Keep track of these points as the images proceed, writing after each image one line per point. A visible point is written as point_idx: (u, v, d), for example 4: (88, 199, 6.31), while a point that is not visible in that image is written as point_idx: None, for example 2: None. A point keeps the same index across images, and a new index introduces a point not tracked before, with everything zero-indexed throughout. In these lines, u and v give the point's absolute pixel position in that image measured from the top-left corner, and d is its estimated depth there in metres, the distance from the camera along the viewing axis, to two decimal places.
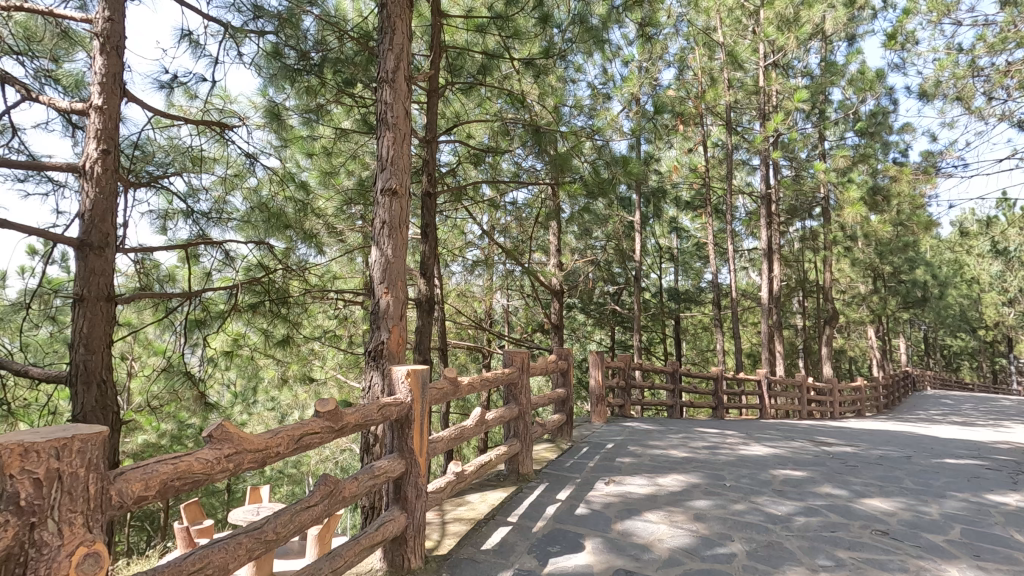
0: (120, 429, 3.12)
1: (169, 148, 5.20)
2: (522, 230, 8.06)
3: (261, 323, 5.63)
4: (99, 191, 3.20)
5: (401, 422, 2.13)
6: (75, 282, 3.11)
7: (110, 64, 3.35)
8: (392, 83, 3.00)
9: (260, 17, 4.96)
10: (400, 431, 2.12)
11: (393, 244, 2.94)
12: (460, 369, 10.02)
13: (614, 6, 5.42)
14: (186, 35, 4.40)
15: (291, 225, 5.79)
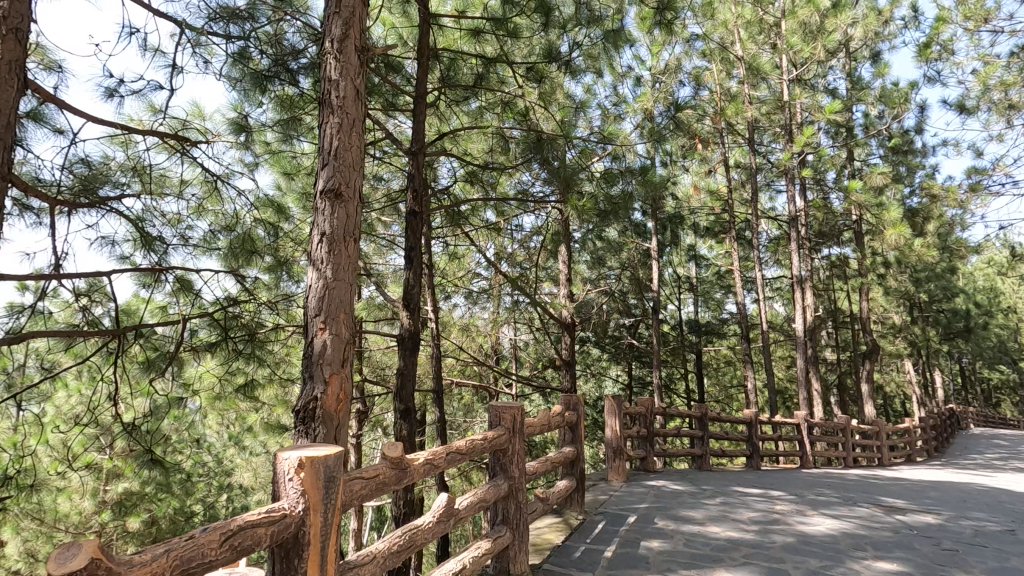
0: None
1: (129, 166, 4.32)
2: (530, 258, 7.32)
3: (227, 363, 4.82)
4: None
5: (287, 547, 1.44)
6: None
7: (6, 49, 2.73)
8: (338, 53, 2.77)
9: (224, 18, 4.15)
10: (284, 560, 1.44)
11: (334, 263, 2.60)
12: (465, 411, 9.15)
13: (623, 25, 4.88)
14: (133, 32, 3.72)
15: (262, 252, 5.00)
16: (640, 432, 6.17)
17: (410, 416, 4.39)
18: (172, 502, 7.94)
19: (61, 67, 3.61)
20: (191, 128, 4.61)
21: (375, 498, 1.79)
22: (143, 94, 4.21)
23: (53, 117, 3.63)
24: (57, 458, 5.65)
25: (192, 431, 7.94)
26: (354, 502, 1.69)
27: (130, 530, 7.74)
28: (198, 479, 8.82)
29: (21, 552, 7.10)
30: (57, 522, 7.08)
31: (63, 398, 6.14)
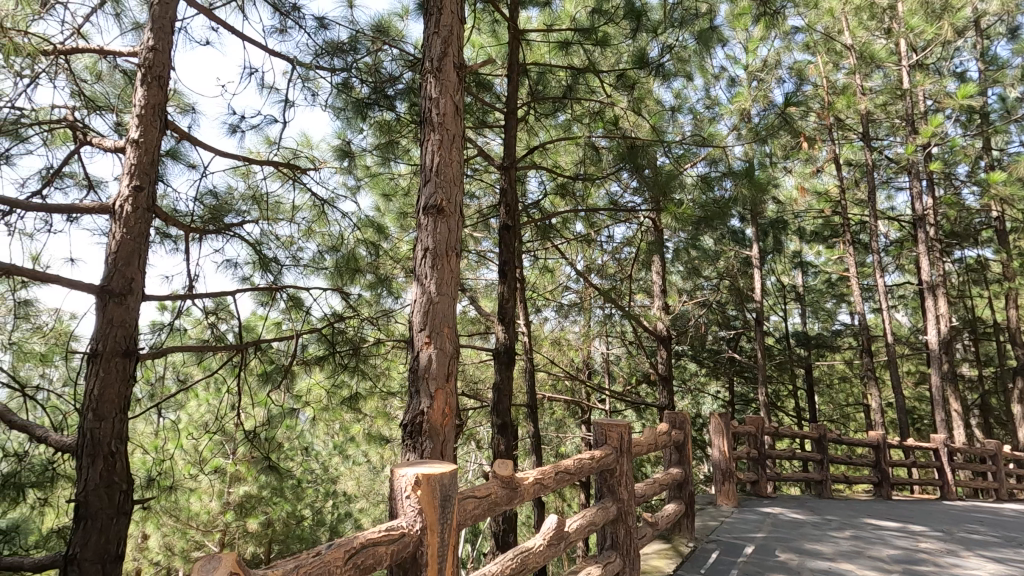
0: (128, 510, 2.68)
1: (249, 196, 4.70)
2: (622, 270, 7.10)
3: (334, 376, 5.05)
4: (126, 232, 2.91)
5: (405, 567, 1.44)
6: (92, 335, 2.78)
7: (151, 95, 3.10)
8: (437, 72, 2.85)
9: (332, 53, 4.43)
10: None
11: (437, 278, 2.64)
12: (557, 426, 9.00)
13: (719, 23, 4.63)
14: (253, 71, 4.06)
15: (365, 270, 5.21)
16: (749, 453, 5.75)
17: (507, 431, 4.37)
18: (285, 505, 8.49)
19: (196, 110, 4.04)
20: (301, 156, 4.91)
21: (487, 518, 1.77)
22: (261, 128, 4.57)
23: (187, 154, 4.04)
24: (190, 462, 6.23)
25: (302, 440, 8.46)
26: (468, 522, 1.67)
27: (250, 530, 8.36)
28: (307, 485, 9.33)
29: (161, 545, 7.87)
30: (189, 520, 7.78)
31: (196, 406, 6.78)
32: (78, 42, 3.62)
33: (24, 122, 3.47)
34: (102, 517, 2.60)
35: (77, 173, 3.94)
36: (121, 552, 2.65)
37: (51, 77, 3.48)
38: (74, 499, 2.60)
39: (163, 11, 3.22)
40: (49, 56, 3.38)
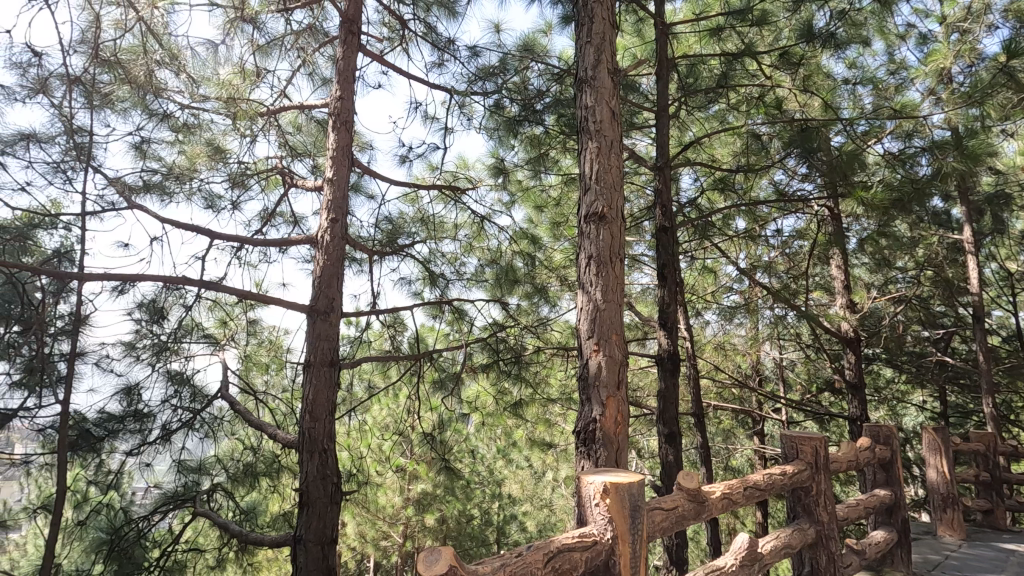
0: (339, 500, 3.07)
1: (417, 218, 5.14)
2: (794, 266, 6.40)
3: (498, 382, 5.27)
4: (327, 258, 3.37)
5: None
6: (306, 348, 3.26)
7: (341, 138, 3.59)
8: (591, 81, 2.89)
9: (484, 78, 4.69)
10: None
11: (603, 285, 2.64)
12: (726, 437, 8.38)
13: None
14: (418, 106, 4.48)
15: (522, 281, 5.39)
16: (977, 476, 4.85)
17: (676, 441, 4.19)
18: (456, 504, 9.07)
19: (372, 146, 4.56)
20: (460, 177, 5.22)
21: (674, 532, 1.80)
22: (425, 156, 4.99)
23: (367, 186, 4.57)
24: (377, 460, 6.96)
25: (468, 443, 8.98)
26: (656, 534, 1.70)
27: (428, 525, 9.07)
28: (476, 486, 9.85)
29: (357, 532, 8.90)
30: (378, 513, 8.68)
31: (378, 411, 7.53)
32: (282, 102, 4.31)
33: (248, 174, 4.21)
34: (320, 504, 3.00)
35: (286, 212, 4.68)
36: (335, 536, 3.05)
37: (265, 134, 4.18)
38: (299, 488, 3.05)
39: (345, 64, 3.70)
40: (263, 117, 4.07)
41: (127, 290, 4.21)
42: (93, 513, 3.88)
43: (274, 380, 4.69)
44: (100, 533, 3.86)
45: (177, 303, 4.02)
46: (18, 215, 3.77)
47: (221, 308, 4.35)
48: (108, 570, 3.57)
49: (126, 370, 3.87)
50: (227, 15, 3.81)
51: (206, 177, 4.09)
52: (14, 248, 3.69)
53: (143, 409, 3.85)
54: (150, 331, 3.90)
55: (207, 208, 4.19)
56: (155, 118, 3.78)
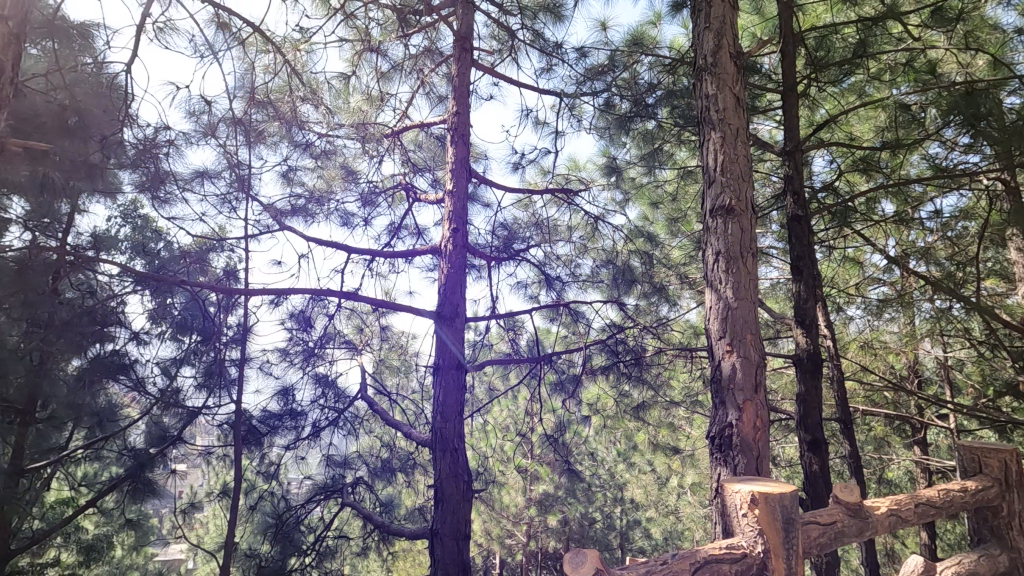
0: (471, 498, 3.20)
1: (531, 223, 5.20)
2: (961, 251, 5.54)
3: (618, 384, 5.14)
4: (450, 266, 3.55)
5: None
6: (435, 351, 3.45)
7: (459, 150, 3.76)
8: (713, 68, 2.77)
9: (592, 78, 4.60)
10: None
11: (734, 281, 2.50)
12: (879, 446, 7.48)
13: None
14: (530, 112, 4.55)
15: (640, 280, 5.22)
16: None
17: (821, 449, 3.84)
18: (578, 506, 9.02)
19: (486, 156, 4.72)
20: (571, 180, 5.15)
21: (836, 548, 1.75)
22: (537, 161, 5.05)
23: (483, 195, 4.73)
24: (500, 459, 7.14)
25: (588, 445, 8.91)
26: (814, 550, 1.67)
27: (551, 526, 9.13)
28: (598, 489, 9.75)
29: (483, 529, 9.20)
30: (503, 511, 8.91)
31: (498, 412, 7.73)
32: (404, 122, 4.61)
33: (376, 192, 4.56)
34: (454, 501, 3.16)
35: (410, 225, 5.00)
36: (469, 534, 3.19)
37: (390, 153, 4.49)
38: (434, 485, 3.23)
39: (460, 80, 3.88)
40: (388, 138, 4.39)
41: (281, 302, 4.75)
42: (260, 500, 4.48)
43: (405, 383, 5.00)
44: (266, 517, 4.38)
45: (321, 313, 4.46)
46: (195, 241, 4.41)
47: (357, 316, 4.75)
48: (275, 550, 4.08)
49: (281, 374, 4.39)
50: (354, 48, 4.16)
51: (341, 197, 4.51)
52: (194, 269, 4.32)
53: (296, 408, 4.33)
54: (301, 338, 4.36)
55: (344, 225, 4.60)
56: (299, 149, 4.23)
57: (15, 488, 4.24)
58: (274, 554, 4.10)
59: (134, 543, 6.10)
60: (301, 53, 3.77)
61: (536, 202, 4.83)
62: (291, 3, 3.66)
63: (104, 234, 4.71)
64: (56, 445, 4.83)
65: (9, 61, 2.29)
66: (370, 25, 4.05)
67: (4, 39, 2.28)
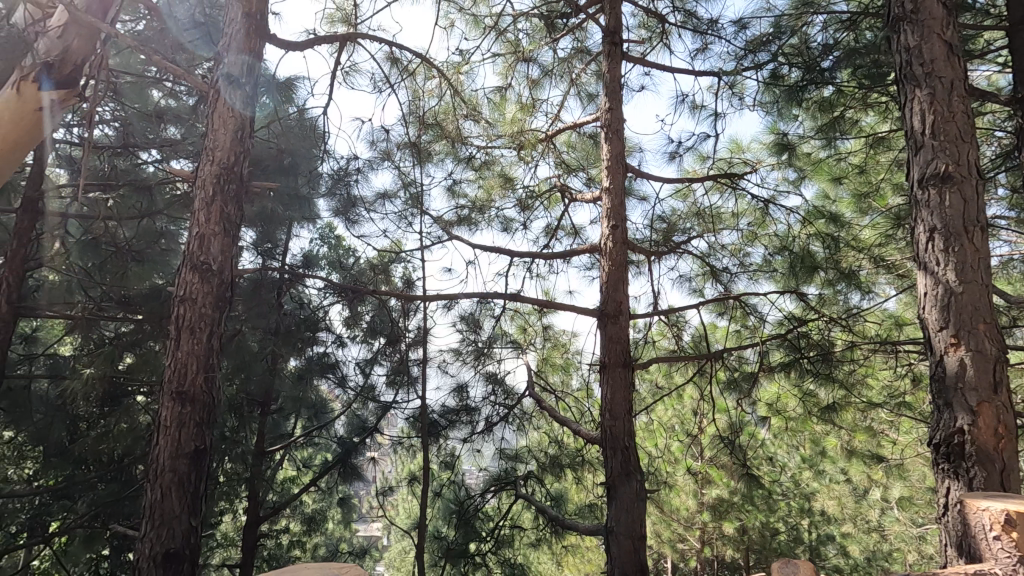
0: (645, 498, 3.15)
1: (692, 214, 4.95)
2: None
3: (802, 383, 4.63)
4: (612, 264, 3.53)
5: None
6: (600, 350, 3.46)
7: (614, 146, 3.73)
8: (913, 18, 2.40)
9: (755, 50, 4.27)
10: None
11: (954, 261, 2.14)
12: None
13: None
14: (685, 97, 4.34)
15: (824, 267, 4.64)
16: None
17: None
18: (759, 514, 8.31)
19: (641, 148, 4.60)
20: (736, 162, 4.77)
21: None
22: (695, 147, 4.80)
23: (639, 188, 4.62)
24: (668, 460, 6.88)
25: (767, 449, 8.16)
26: None
27: (727, 533, 8.55)
28: (781, 497, 8.89)
29: (653, 530, 8.95)
30: (674, 514, 8.57)
31: (663, 411, 7.47)
32: (557, 125, 4.70)
33: (533, 197, 4.72)
34: (628, 500, 3.13)
35: (567, 226, 5.08)
36: (645, 535, 3.13)
37: (544, 157, 4.61)
38: (606, 483, 3.24)
39: (612, 75, 3.84)
40: (542, 143, 4.52)
41: (452, 306, 5.14)
42: (442, 487, 4.91)
43: (569, 382, 5.08)
44: (450, 503, 4.77)
45: (488, 315, 4.74)
46: (380, 255, 4.98)
47: (520, 316, 4.95)
48: (458, 535, 4.42)
49: (456, 372, 4.72)
50: (506, 62, 4.36)
51: (501, 205, 4.74)
52: (379, 280, 4.87)
53: (471, 405, 4.65)
54: (472, 339, 4.69)
55: (504, 230, 4.82)
56: (462, 163, 4.56)
57: (258, 466, 5.18)
58: (458, 538, 4.44)
59: (342, 518, 7.06)
60: (462, 74, 4.09)
61: (697, 190, 4.59)
62: (449, 29, 3.96)
63: (311, 254, 5.56)
64: (285, 432, 5.80)
65: (246, 117, 2.88)
66: (520, 36, 4.20)
67: (243, 102, 2.89)
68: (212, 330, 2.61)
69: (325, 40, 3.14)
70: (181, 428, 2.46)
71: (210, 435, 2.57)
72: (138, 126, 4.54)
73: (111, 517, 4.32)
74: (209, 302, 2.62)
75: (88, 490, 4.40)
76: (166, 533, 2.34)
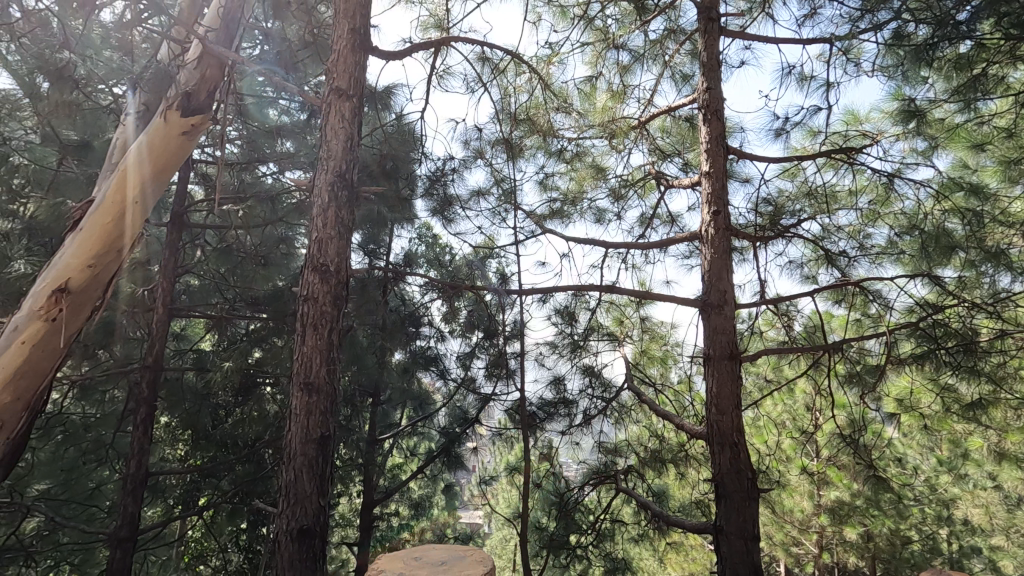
0: (757, 497, 2.99)
1: (802, 195, 4.59)
2: None
3: (938, 377, 4.14)
4: (714, 251, 3.37)
5: None
6: (704, 341, 3.33)
7: (713, 128, 3.55)
8: None
9: (873, 9, 3.87)
10: None
11: None
12: None
13: None
14: (792, 69, 4.03)
15: (963, 247, 4.11)
16: None
17: None
18: (887, 521, 7.56)
19: (742, 128, 4.33)
20: (853, 136, 4.35)
21: None
22: (804, 122, 4.44)
23: (742, 170, 4.36)
24: (779, 458, 6.46)
25: (896, 449, 7.40)
26: None
27: (850, 539, 7.87)
28: (913, 503, 8.03)
29: (764, 532, 8.44)
30: (787, 515, 8.03)
31: (772, 407, 7.01)
32: (649, 110, 4.55)
33: (626, 186, 4.62)
34: (738, 498, 2.99)
35: (662, 214, 4.92)
36: (758, 534, 2.98)
37: (637, 145, 4.49)
38: (713, 480, 3.11)
39: (709, 53, 3.65)
40: (635, 130, 4.40)
41: (547, 299, 5.17)
42: (542, 479, 4.97)
43: (669, 375, 4.93)
44: (550, 494, 4.82)
45: (583, 308, 4.72)
46: (476, 251, 5.12)
47: (616, 308, 4.87)
48: (559, 526, 4.46)
49: (553, 365, 4.77)
50: (595, 50, 4.30)
51: (593, 196, 4.68)
52: (476, 275, 5.01)
53: (569, 397, 4.66)
54: (568, 332, 4.70)
55: (598, 221, 4.76)
56: (553, 157, 4.56)
57: (370, 453, 5.53)
58: (558, 529, 4.48)
59: (447, 505, 7.37)
60: (551, 67, 4.09)
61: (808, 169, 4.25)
62: (538, 24, 3.97)
63: (411, 252, 5.84)
64: (393, 422, 6.15)
65: (354, 128, 3.08)
66: (609, 22, 4.12)
67: (351, 113, 3.09)
68: (332, 327, 2.83)
69: (421, 47, 3.28)
70: (309, 416, 2.70)
71: (332, 423, 2.80)
72: (259, 142, 4.99)
73: (248, 495, 4.83)
74: (328, 300, 2.83)
75: (229, 470, 4.95)
76: (300, 511, 2.58)
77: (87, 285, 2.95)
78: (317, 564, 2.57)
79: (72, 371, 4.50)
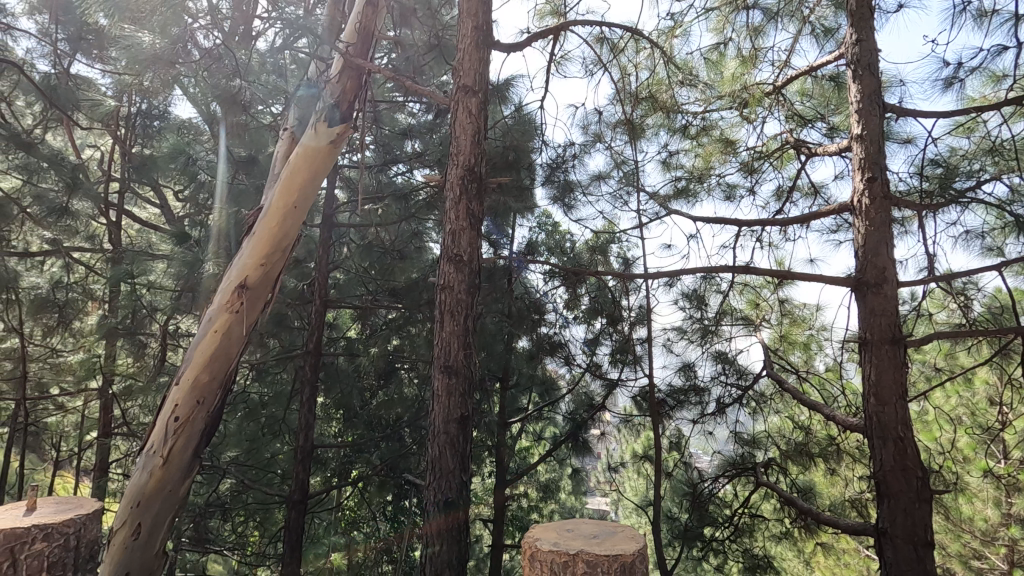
0: (928, 498, 2.65)
1: (981, 152, 3.92)
2: None
3: None
4: (870, 223, 3.01)
5: None
6: (859, 325, 3.00)
7: (865, 84, 3.15)
8: None
9: None
10: None
11: None
12: None
13: None
14: (965, 6, 3.45)
15: None
16: None
17: None
18: None
19: (901, 81, 3.79)
20: None
21: None
22: (984, 67, 3.78)
23: (901, 130, 3.83)
24: (954, 457, 5.63)
25: None
26: None
27: None
28: None
29: (935, 540, 7.42)
30: (965, 524, 6.99)
31: (943, 399, 6.12)
32: (786, 73, 4.16)
33: (760, 158, 4.27)
34: (904, 499, 2.68)
35: (803, 185, 4.48)
36: (931, 540, 2.64)
37: (772, 112, 4.13)
38: (874, 477, 2.81)
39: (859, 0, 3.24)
40: (769, 97, 4.05)
41: (674, 283, 4.97)
42: (673, 468, 4.82)
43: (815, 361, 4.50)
44: (682, 484, 4.67)
45: (714, 290, 4.48)
46: (597, 237, 5.06)
47: (750, 290, 4.56)
48: (693, 517, 4.31)
49: (682, 351, 4.57)
50: (722, 15, 4.02)
51: (722, 171, 4.39)
52: (598, 261, 4.96)
53: (700, 384, 4.47)
54: (697, 316, 4.49)
55: (728, 198, 4.46)
56: (677, 134, 4.35)
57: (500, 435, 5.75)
58: (693, 520, 4.33)
59: (574, 490, 7.43)
60: (673, 40, 3.90)
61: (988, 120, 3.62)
62: None
63: (533, 241, 5.95)
64: (520, 406, 6.33)
65: (479, 122, 3.19)
66: None
67: (477, 108, 3.20)
68: (467, 314, 2.98)
69: (539, 36, 3.30)
70: (449, 399, 2.88)
71: (470, 405, 2.96)
72: (390, 145, 5.38)
73: (393, 470, 5.27)
74: (463, 289, 2.99)
75: (376, 447, 5.44)
76: (445, 485, 2.77)
77: (261, 282, 3.41)
78: (462, 534, 2.75)
79: (250, 356, 5.23)
